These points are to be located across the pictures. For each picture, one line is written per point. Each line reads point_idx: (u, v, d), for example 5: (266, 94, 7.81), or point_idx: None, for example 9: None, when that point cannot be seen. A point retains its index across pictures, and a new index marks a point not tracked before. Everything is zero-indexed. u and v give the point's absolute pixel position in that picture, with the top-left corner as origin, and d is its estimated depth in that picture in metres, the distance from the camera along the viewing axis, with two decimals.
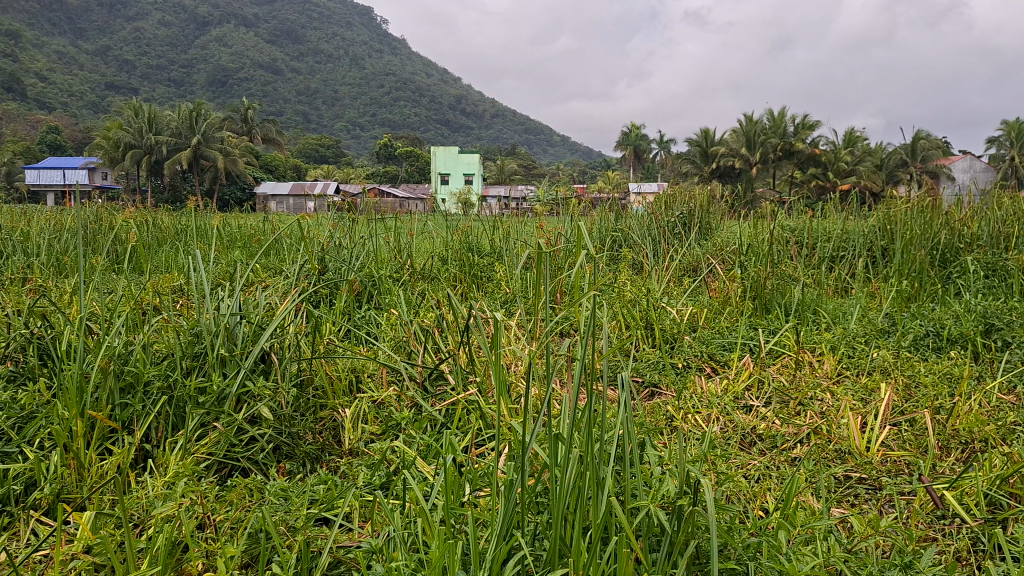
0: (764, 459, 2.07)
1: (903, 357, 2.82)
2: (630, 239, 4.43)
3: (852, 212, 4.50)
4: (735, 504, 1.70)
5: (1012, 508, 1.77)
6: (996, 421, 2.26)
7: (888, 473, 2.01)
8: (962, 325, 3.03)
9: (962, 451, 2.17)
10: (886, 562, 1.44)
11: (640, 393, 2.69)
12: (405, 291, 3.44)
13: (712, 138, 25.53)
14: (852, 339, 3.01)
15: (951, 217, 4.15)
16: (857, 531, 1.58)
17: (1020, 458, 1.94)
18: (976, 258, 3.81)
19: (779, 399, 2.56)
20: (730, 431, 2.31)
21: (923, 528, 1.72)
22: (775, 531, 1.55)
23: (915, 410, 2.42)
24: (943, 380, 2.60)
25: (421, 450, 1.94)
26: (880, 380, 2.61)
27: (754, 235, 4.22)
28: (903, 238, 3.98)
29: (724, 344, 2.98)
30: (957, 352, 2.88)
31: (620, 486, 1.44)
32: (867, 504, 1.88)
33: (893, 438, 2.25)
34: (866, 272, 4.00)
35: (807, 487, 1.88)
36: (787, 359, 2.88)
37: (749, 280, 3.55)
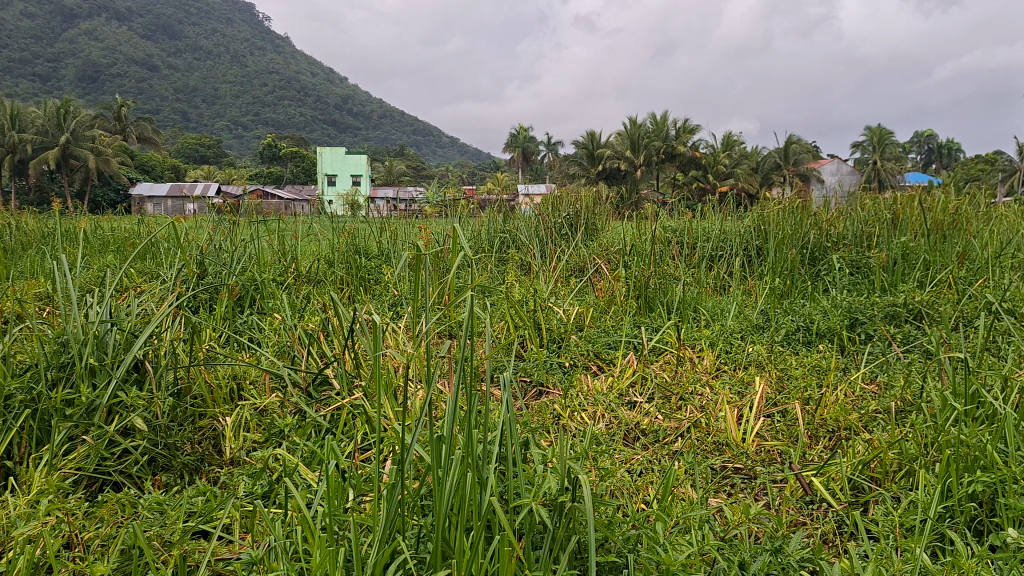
0: (646, 453, 2.14)
1: (776, 351, 2.96)
2: (518, 240, 4.48)
3: (729, 212, 4.68)
4: (618, 498, 1.75)
5: (874, 492, 1.89)
6: (859, 410, 2.40)
7: (762, 462, 2.11)
8: (829, 320, 3.21)
9: (830, 439, 2.30)
10: (758, 547, 1.50)
11: (527, 392, 2.72)
12: (289, 295, 3.37)
13: (598, 141, 26.06)
14: (729, 335, 3.15)
15: (819, 218, 4.38)
16: (731, 518, 1.65)
17: (879, 444, 2.07)
18: (842, 256, 4.02)
19: (661, 395, 2.64)
20: (615, 427, 2.37)
21: (793, 513, 1.81)
22: (654, 523, 1.60)
23: (787, 402, 2.54)
24: (812, 372, 2.74)
25: (305, 458, 1.90)
26: (755, 374, 2.73)
27: (637, 236, 4.33)
28: (775, 238, 4.18)
29: (609, 342, 3.05)
30: (825, 345, 3.04)
31: (504, 485, 1.45)
32: (742, 493, 1.96)
33: (766, 429, 2.37)
34: (743, 271, 4.17)
35: (687, 479, 1.95)
36: (669, 355, 2.97)
37: (632, 280, 3.64)
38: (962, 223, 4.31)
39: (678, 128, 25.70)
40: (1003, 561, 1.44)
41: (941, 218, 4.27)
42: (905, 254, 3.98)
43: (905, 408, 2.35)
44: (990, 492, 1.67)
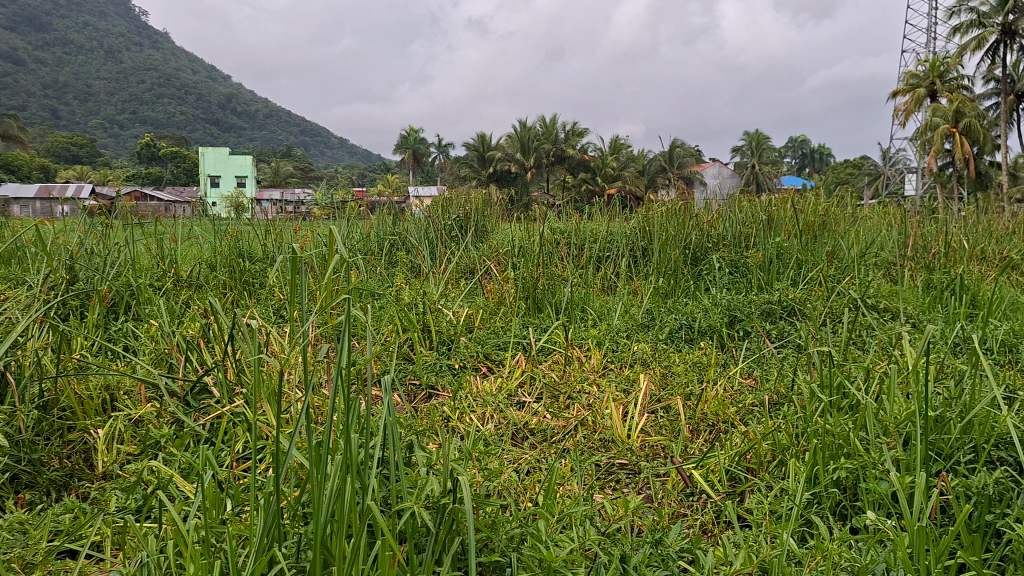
0: (534, 452, 2.16)
1: (660, 349, 3.05)
2: (407, 242, 4.44)
3: (616, 214, 4.79)
4: (504, 499, 1.76)
5: (749, 482, 1.97)
6: (737, 404, 2.50)
7: (645, 457, 2.17)
8: (710, 317, 3.32)
9: (710, 433, 2.38)
10: (639, 540, 1.55)
11: (417, 395, 2.71)
12: (168, 300, 3.24)
13: (489, 143, 26.20)
14: (615, 334, 3.22)
15: (700, 219, 4.53)
16: (614, 513, 1.69)
17: (754, 436, 2.16)
18: (722, 256, 4.18)
19: (550, 394, 2.67)
20: (503, 427, 2.39)
21: (675, 505, 1.87)
22: (537, 521, 1.62)
23: (669, 398, 2.62)
24: (693, 368, 2.84)
25: (182, 469, 1.84)
26: (640, 372, 2.80)
27: (526, 237, 4.37)
28: (659, 239, 4.30)
29: (498, 343, 3.07)
30: (706, 343, 3.15)
31: (386, 490, 1.45)
32: (627, 487, 2.01)
33: (651, 425, 2.43)
34: (628, 271, 4.27)
35: (573, 476, 1.98)
36: (557, 355, 3.01)
37: (521, 280, 3.68)
38: (831, 224, 4.54)
39: (567, 131, 26.09)
40: (864, 541, 1.53)
41: (812, 219, 4.49)
42: (779, 254, 4.16)
43: (778, 401, 2.47)
44: (853, 477, 1.76)
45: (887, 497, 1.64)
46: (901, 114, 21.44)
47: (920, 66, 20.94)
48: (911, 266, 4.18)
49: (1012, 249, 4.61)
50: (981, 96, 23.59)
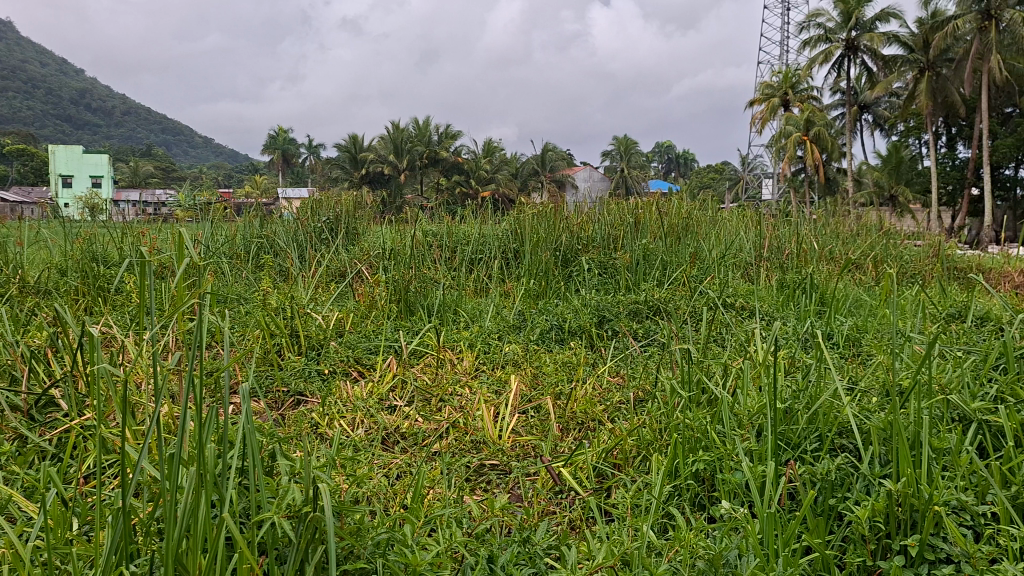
0: (406, 456, 2.15)
1: (531, 350, 3.10)
2: (275, 245, 4.32)
3: (488, 218, 4.82)
4: (371, 504, 1.74)
5: (615, 477, 2.03)
6: (604, 402, 2.56)
7: (515, 457, 2.19)
8: (580, 318, 3.40)
9: (579, 431, 2.43)
10: (507, 539, 1.57)
11: (284, 402, 2.63)
12: (10, 308, 3.02)
13: (361, 144, 25.84)
14: (487, 336, 3.24)
15: (570, 221, 4.61)
16: (481, 514, 1.70)
17: (619, 433, 2.22)
18: (592, 258, 4.27)
19: (421, 398, 2.65)
20: (374, 432, 2.36)
21: (544, 503, 1.90)
22: (404, 525, 1.61)
23: (540, 398, 2.66)
24: (563, 367, 2.90)
25: (24, 489, 1.72)
26: (511, 373, 2.83)
27: (397, 240, 4.33)
28: (531, 241, 4.37)
29: (369, 347, 3.02)
30: (576, 343, 3.21)
31: (246, 500, 1.40)
32: (497, 488, 2.02)
33: (521, 425, 2.46)
34: (500, 272, 4.30)
35: (442, 479, 1.98)
36: (429, 358, 3.00)
37: (393, 283, 3.64)
38: (693, 226, 4.73)
39: (440, 133, 26.06)
40: (718, 529, 1.60)
41: (675, 222, 4.66)
42: (646, 255, 4.30)
43: (643, 398, 2.55)
44: (710, 469, 1.84)
45: (742, 487, 1.72)
46: (757, 122, 22.56)
47: (774, 76, 22.12)
48: (766, 266, 4.41)
49: (855, 249, 4.95)
50: (828, 106, 25.14)
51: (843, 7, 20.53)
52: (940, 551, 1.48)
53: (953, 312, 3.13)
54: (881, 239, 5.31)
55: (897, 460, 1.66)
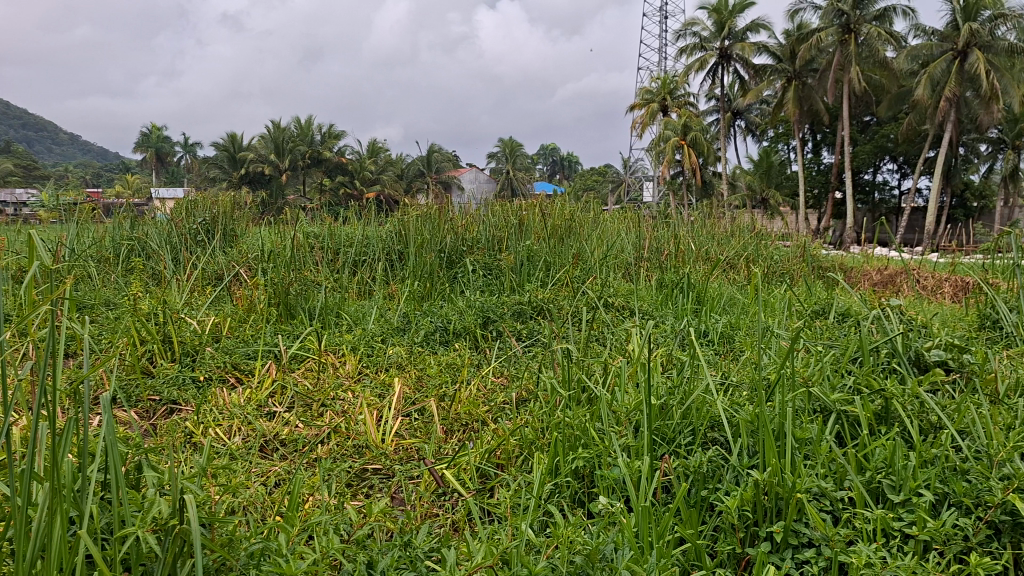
0: (285, 463, 2.10)
1: (415, 352, 3.08)
2: (147, 248, 4.13)
3: (371, 219, 4.77)
4: (247, 515, 1.69)
5: (498, 477, 2.05)
6: (488, 403, 2.57)
7: (399, 461, 2.17)
8: (464, 319, 3.40)
9: (463, 432, 2.43)
10: (388, 544, 1.56)
11: (156, 411, 2.52)
12: None
13: (240, 143, 25.05)
14: (371, 338, 3.21)
15: (455, 222, 4.61)
16: (362, 518, 1.69)
17: (502, 433, 2.24)
18: (477, 259, 4.28)
19: (302, 403, 2.60)
20: (252, 439, 2.30)
21: (428, 505, 1.90)
22: (280, 534, 1.58)
23: (424, 399, 2.65)
24: (447, 369, 2.90)
25: None
26: (394, 376, 2.80)
27: (277, 242, 4.23)
28: (415, 242, 4.35)
29: (247, 352, 2.93)
30: (461, 344, 3.21)
31: (107, 515, 1.34)
32: (380, 492, 2.00)
33: (405, 428, 2.44)
34: (384, 274, 4.26)
35: (322, 485, 1.94)
36: (310, 362, 2.94)
37: (272, 286, 3.55)
38: (575, 227, 4.81)
39: (323, 133, 25.58)
40: (595, 524, 1.64)
41: (558, 223, 4.73)
42: (529, 256, 4.35)
43: (525, 398, 2.57)
44: (589, 466, 1.88)
45: (619, 482, 1.76)
46: (637, 126, 23.19)
47: (653, 82, 22.79)
48: (646, 266, 4.53)
49: (728, 249, 5.15)
50: (705, 112, 26.09)
51: (717, 17, 21.36)
52: (803, 536, 1.56)
53: (817, 309, 3.30)
54: (753, 240, 5.54)
55: (764, 451, 1.75)
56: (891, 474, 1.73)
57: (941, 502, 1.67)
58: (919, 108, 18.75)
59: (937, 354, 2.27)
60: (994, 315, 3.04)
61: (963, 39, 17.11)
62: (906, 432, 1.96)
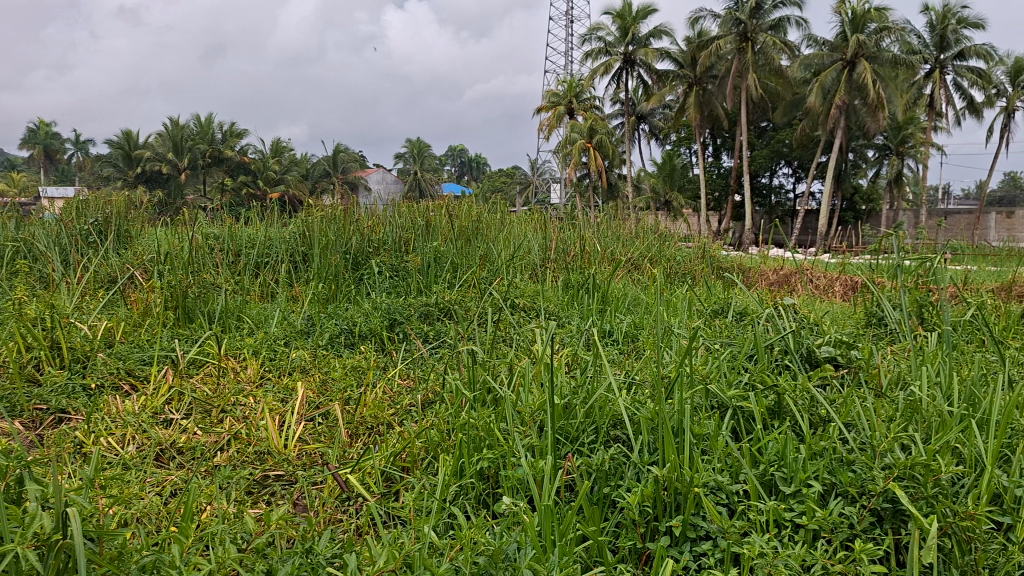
0: (182, 472, 2.03)
1: (319, 356, 3.03)
2: (33, 249, 3.93)
3: (274, 220, 4.66)
4: (140, 527, 1.64)
5: (403, 480, 2.03)
6: (394, 405, 2.55)
7: (302, 466, 2.13)
8: (370, 321, 3.36)
9: (368, 436, 2.41)
10: (288, 551, 1.53)
11: (43, 421, 2.40)
12: None
13: (135, 141, 24.11)
14: (273, 342, 3.14)
15: (361, 223, 4.55)
16: (262, 526, 1.65)
17: (407, 436, 2.23)
18: (383, 261, 4.24)
19: (200, 410, 2.52)
20: (147, 448, 2.22)
21: (331, 511, 1.88)
22: (174, 546, 1.53)
23: (328, 403, 2.61)
24: (352, 372, 2.86)
25: None
26: (298, 380, 2.75)
27: (174, 243, 4.09)
28: (319, 244, 4.27)
29: (142, 357, 2.82)
30: (366, 346, 3.18)
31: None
32: (282, 499, 1.96)
33: (308, 433, 2.40)
34: (288, 277, 4.17)
35: (220, 494, 1.89)
36: (210, 367, 2.86)
37: (169, 288, 3.43)
38: (483, 228, 4.81)
39: (224, 131, 24.87)
40: (498, 525, 1.65)
41: (465, 224, 4.73)
42: (436, 257, 4.33)
43: (431, 400, 2.56)
44: (494, 466, 1.89)
45: (523, 481, 1.78)
46: (544, 128, 23.40)
47: (559, 85, 23.03)
48: (552, 267, 4.58)
49: (633, 251, 5.26)
50: (610, 115, 26.55)
51: (621, 22, 21.74)
52: (700, 529, 1.61)
53: (716, 308, 3.40)
54: (656, 241, 5.67)
55: (663, 448, 1.79)
56: (783, 467, 1.80)
57: (829, 492, 1.74)
58: (811, 115, 19.56)
59: (826, 350, 2.37)
60: (880, 312, 3.20)
61: (851, 50, 17.94)
62: (797, 426, 2.04)
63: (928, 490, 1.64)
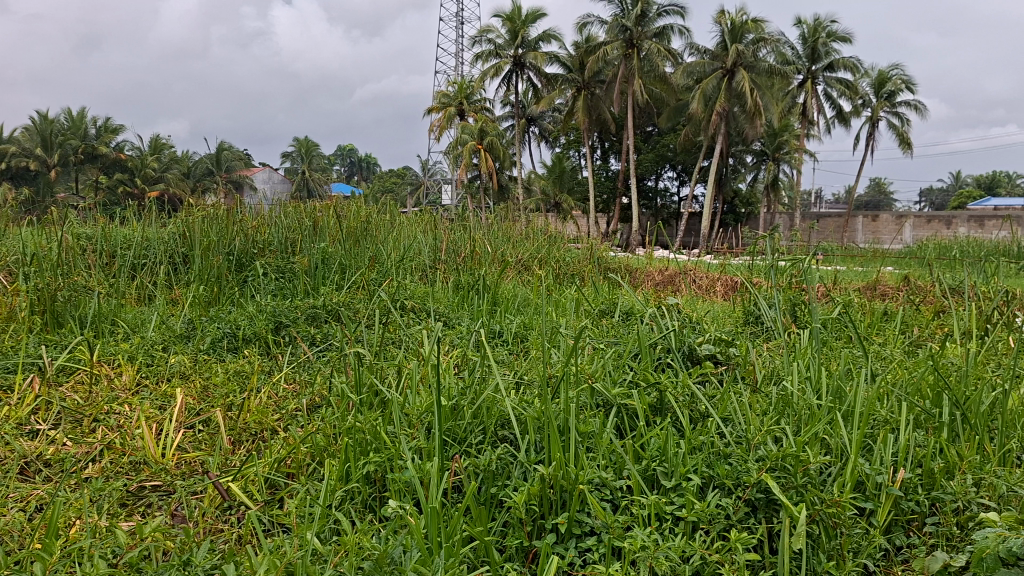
0: (49, 486, 1.93)
1: (200, 361, 2.92)
2: None
3: (152, 220, 4.47)
4: (0, 546, 1.55)
5: (288, 487, 1.99)
6: (279, 411, 2.49)
7: (181, 476, 2.06)
8: (254, 325, 3.27)
9: (251, 442, 2.34)
10: (165, 565, 1.48)
11: None
12: None
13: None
14: (150, 347, 3.01)
15: (245, 224, 4.41)
16: (137, 538, 1.59)
17: (292, 442, 2.18)
18: (268, 262, 4.13)
19: (70, 419, 2.39)
20: (10, 461, 2.09)
21: (211, 521, 1.82)
22: (38, 563, 1.46)
23: (209, 410, 2.52)
24: (235, 376, 2.78)
25: None
26: (177, 386, 2.64)
27: (41, 243, 3.86)
28: (200, 245, 4.12)
29: (5, 366, 2.65)
30: (250, 350, 3.09)
31: None
32: (159, 510, 1.89)
33: (188, 441, 2.32)
34: (167, 279, 4.00)
35: (91, 508, 1.80)
36: (81, 374, 2.71)
37: (36, 292, 3.24)
38: (372, 229, 4.75)
39: (97, 126, 23.66)
40: (384, 529, 1.64)
41: (354, 225, 4.65)
42: (324, 258, 4.25)
43: (317, 404, 2.51)
44: (381, 470, 1.88)
45: (410, 484, 1.77)
46: (435, 130, 23.32)
47: (450, 87, 22.99)
48: (442, 269, 4.57)
49: (523, 252, 5.30)
50: (500, 117, 26.71)
51: (511, 25, 21.89)
52: (585, 525, 1.65)
53: (604, 308, 3.47)
54: (546, 243, 5.74)
55: (549, 446, 1.82)
56: (664, 462, 1.85)
57: (707, 485, 1.81)
58: (693, 121, 20.23)
59: (707, 347, 2.47)
60: (757, 311, 3.34)
61: (731, 59, 18.65)
62: (678, 421, 2.11)
63: (797, 479, 1.74)
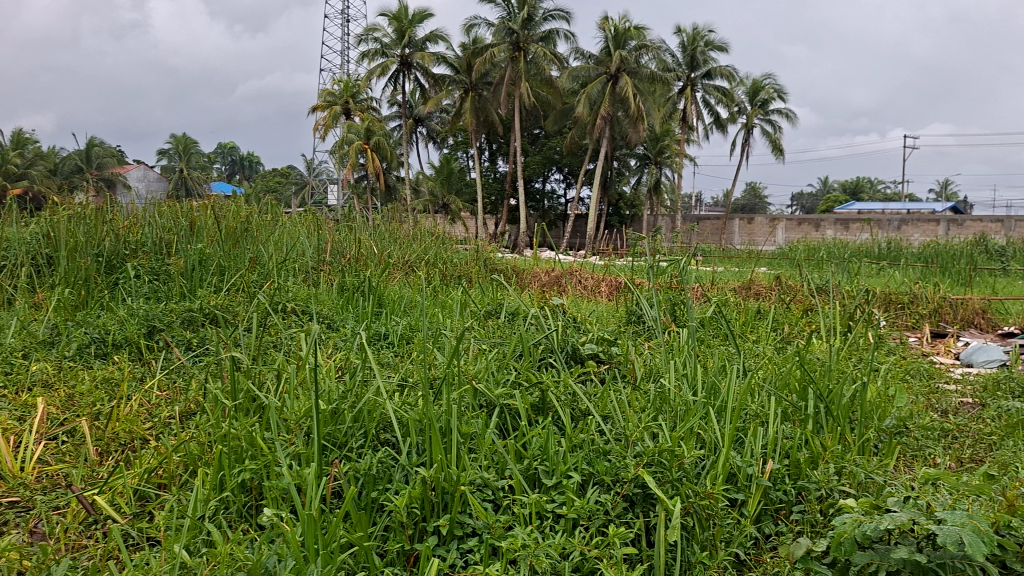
0: None
1: (64, 368, 2.76)
2: None
3: (12, 219, 4.20)
4: None
5: (159, 498, 1.91)
6: (151, 419, 2.38)
7: (41, 490, 1.94)
8: (125, 329, 3.11)
9: (120, 452, 2.23)
10: None
11: None
12: None
13: None
14: (9, 354, 2.83)
15: (115, 224, 4.20)
16: None
17: (164, 451, 2.09)
18: (140, 264, 3.94)
19: None
20: None
21: (74, 537, 1.73)
22: None
23: (74, 420, 2.39)
24: (102, 384, 2.64)
25: None
26: (38, 396, 2.49)
27: None
28: (66, 246, 3.90)
29: None
30: (121, 356, 2.94)
31: None
32: (16, 528, 1.78)
33: (51, 453, 2.19)
34: (28, 282, 3.77)
35: None
36: None
37: None
38: (252, 229, 4.61)
39: None
40: (260, 538, 1.60)
41: (233, 225, 4.49)
42: (201, 259, 4.09)
43: (192, 411, 2.42)
44: (257, 477, 1.83)
45: (287, 491, 1.73)
46: (320, 129, 22.87)
47: (336, 85, 22.60)
48: (326, 270, 4.48)
49: (411, 253, 5.26)
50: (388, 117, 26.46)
51: (397, 25, 21.70)
52: (466, 526, 1.65)
53: (490, 309, 3.49)
54: (433, 243, 5.71)
55: (431, 447, 1.81)
56: (545, 460, 1.88)
57: (587, 482, 1.84)
58: (579, 124, 20.59)
59: (590, 347, 2.52)
60: (638, 311, 3.43)
61: (614, 65, 19.08)
62: (559, 420, 2.13)
63: (672, 473, 1.79)
